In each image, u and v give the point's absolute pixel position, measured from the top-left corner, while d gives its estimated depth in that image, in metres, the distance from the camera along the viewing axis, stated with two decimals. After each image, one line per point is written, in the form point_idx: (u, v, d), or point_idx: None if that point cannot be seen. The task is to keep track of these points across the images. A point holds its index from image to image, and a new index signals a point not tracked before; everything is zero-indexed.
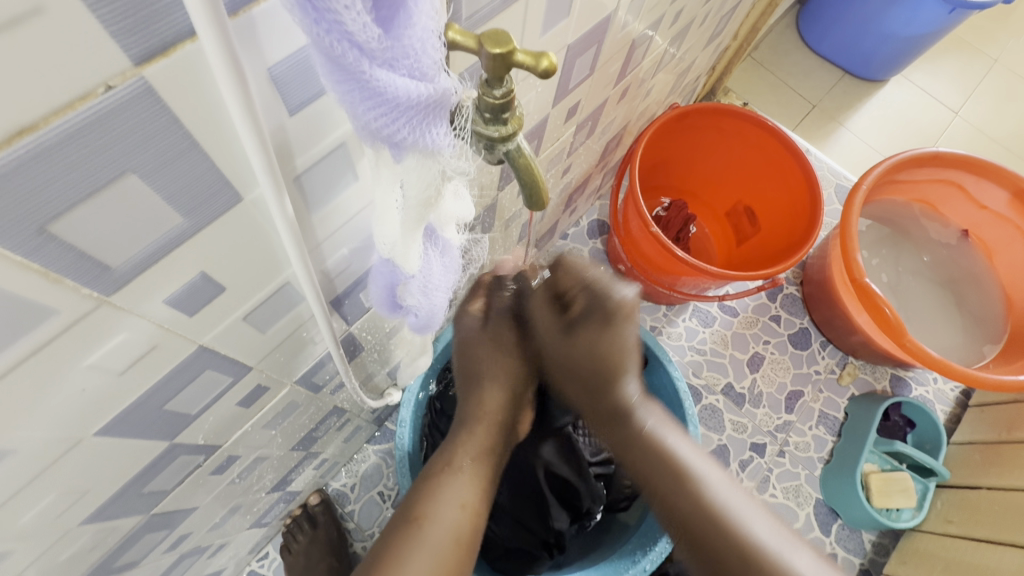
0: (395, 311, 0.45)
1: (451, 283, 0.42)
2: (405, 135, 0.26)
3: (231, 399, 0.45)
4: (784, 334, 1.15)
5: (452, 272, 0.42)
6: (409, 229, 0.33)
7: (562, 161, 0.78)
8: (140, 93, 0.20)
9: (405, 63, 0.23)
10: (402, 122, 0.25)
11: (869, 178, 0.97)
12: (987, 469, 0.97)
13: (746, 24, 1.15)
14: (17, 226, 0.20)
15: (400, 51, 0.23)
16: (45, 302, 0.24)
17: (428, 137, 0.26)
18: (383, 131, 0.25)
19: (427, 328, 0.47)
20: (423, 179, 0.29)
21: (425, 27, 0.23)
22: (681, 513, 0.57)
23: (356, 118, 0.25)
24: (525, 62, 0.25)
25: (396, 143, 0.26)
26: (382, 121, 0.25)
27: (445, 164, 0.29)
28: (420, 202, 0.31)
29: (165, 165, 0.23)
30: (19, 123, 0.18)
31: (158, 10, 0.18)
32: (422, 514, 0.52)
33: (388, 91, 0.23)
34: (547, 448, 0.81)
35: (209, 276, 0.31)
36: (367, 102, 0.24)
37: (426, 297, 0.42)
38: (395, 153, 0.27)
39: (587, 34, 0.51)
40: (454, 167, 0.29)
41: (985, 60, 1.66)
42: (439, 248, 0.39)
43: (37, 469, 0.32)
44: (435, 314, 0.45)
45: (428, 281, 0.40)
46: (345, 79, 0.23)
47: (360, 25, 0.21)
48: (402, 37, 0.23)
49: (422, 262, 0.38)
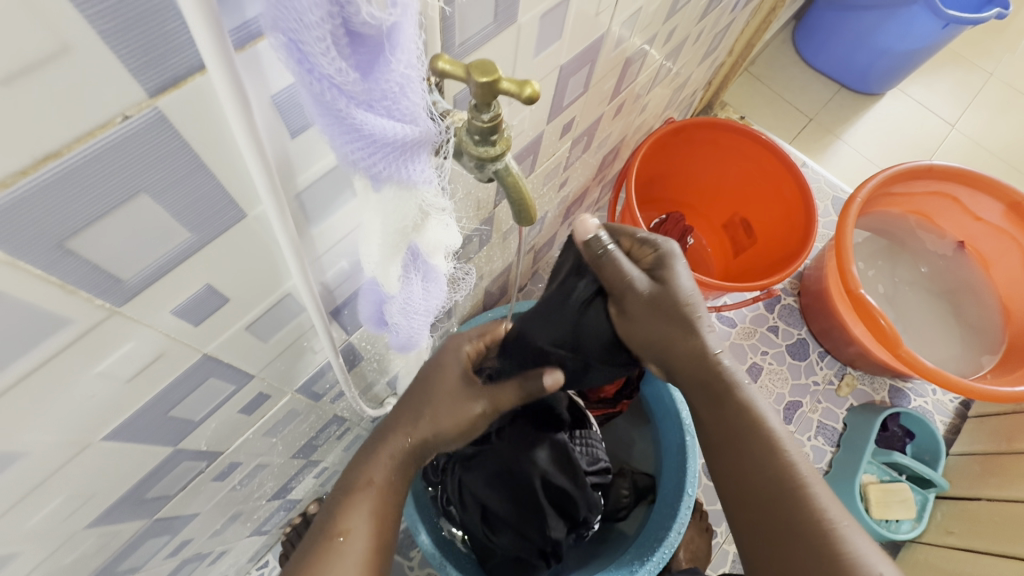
0: (380, 327, 0.47)
1: (432, 307, 0.43)
2: (382, 169, 0.28)
3: (233, 406, 0.46)
4: (782, 344, 1.16)
5: (434, 295, 0.42)
6: (389, 252, 0.34)
7: (559, 175, 0.80)
8: (155, 122, 0.22)
9: (382, 104, 0.25)
10: (379, 157, 0.27)
11: (864, 191, 0.99)
12: (987, 480, 0.97)
13: (741, 40, 1.17)
14: (39, 242, 0.22)
15: (378, 92, 0.25)
16: (60, 311, 0.25)
17: (406, 172, 0.28)
18: (361, 163, 0.27)
19: (409, 346, 0.49)
20: (401, 211, 0.31)
21: (403, 72, 0.25)
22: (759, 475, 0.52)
23: (336, 150, 0.26)
24: (510, 89, 0.27)
25: (374, 175, 0.28)
26: (360, 154, 0.26)
27: (423, 199, 0.31)
28: (400, 230, 0.32)
29: (175, 186, 0.25)
30: (44, 151, 0.19)
31: (173, 47, 0.20)
32: (346, 529, 0.48)
33: (366, 128, 0.25)
34: (542, 455, 0.78)
35: (214, 287, 0.32)
36: (346, 136, 0.25)
37: (406, 317, 0.43)
38: (374, 184, 0.29)
39: (580, 54, 0.53)
40: (432, 202, 0.31)
41: (981, 74, 1.68)
42: (422, 273, 0.39)
43: (46, 471, 0.34)
44: (415, 334, 0.46)
45: (408, 302, 0.41)
46: (324, 115, 0.25)
47: (337, 69, 0.22)
48: (380, 80, 0.24)
49: (403, 285, 0.39)
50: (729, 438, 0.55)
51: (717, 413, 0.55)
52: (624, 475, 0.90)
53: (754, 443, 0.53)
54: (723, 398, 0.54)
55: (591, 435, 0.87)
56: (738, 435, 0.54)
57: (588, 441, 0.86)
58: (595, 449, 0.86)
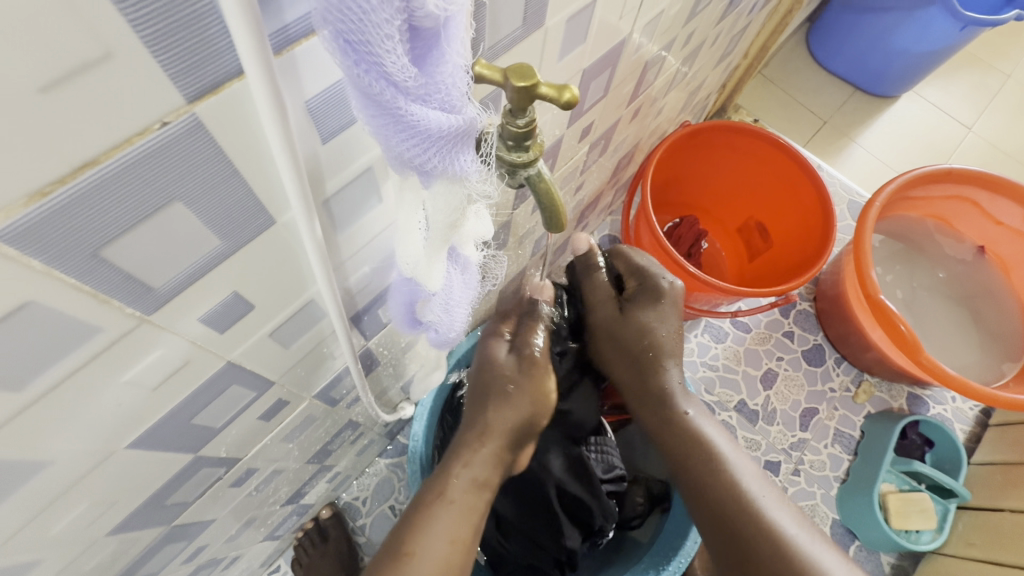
0: (414, 328, 0.46)
1: (471, 300, 0.43)
2: (436, 163, 0.27)
3: (254, 412, 0.46)
4: (798, 350, 1.14)
5: (471, 287, 0.41)
6: (432, 248, 0.34)
7: (575, 179, 0.79)
8: (191, 128, 0.21)
9: (437, 97, 0.24)
10: (433, 152, 0.26)
11: (883, 195, 0.97)
12: (1009, 491, 0.95)
13: (757, 42, 1.16)
14: (75, 252, 0.21)
15: (432, 86, 0.24)
16: (92, 321, 0.25)
17: (457, 165, 0.27)
18: (415, 160, 0.27)
19: (446, 342, 0.48)
20: (450, 204, 0.30)
21: (456, 63, 0.24)
22: (741, 531, 0.56)
23: (389, 148, 0.26)
24: (548, 94, 0.27)
25: (426, 171, 0.27)
26: (415, 150, 0.26)
27: (472, 189, 0.29)
28: (444, 224, 0.32)
29: (209, 193, 0.25)
30: (81, 159, 0.19)
31: (213, 52, 0.20)
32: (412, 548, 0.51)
33: (422, 124, 0.25)
34: (557, 462, 0.79)
35: (241, 295, 0.32)
36: (401, 134, 0.25)
37: (447, 313, 0.43)
38: (423, 180, 0.29)
39: (603, 57, 0.52)
40: (479, 190, 0.30)
41: (998, 76, 1.66)
42: (460, 265, 0.39)
43: (69, 481, 0.33)
44: (453, 330, 0.46)
45: (449, 298, 0.41)
46: (380, 114, 0.24)
47: (398, 66, 0.22)
48: (434, 73, 0.24)
49: (444, 280, 0.39)
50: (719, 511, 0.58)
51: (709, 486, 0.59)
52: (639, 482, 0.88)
53: (731, 505, 0.57)
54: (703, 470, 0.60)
55: (607, 442, 0.86)
56: (719, 503, 0.58)
57: (603, 449, 0.85)
58: (610, 457, 0.85)
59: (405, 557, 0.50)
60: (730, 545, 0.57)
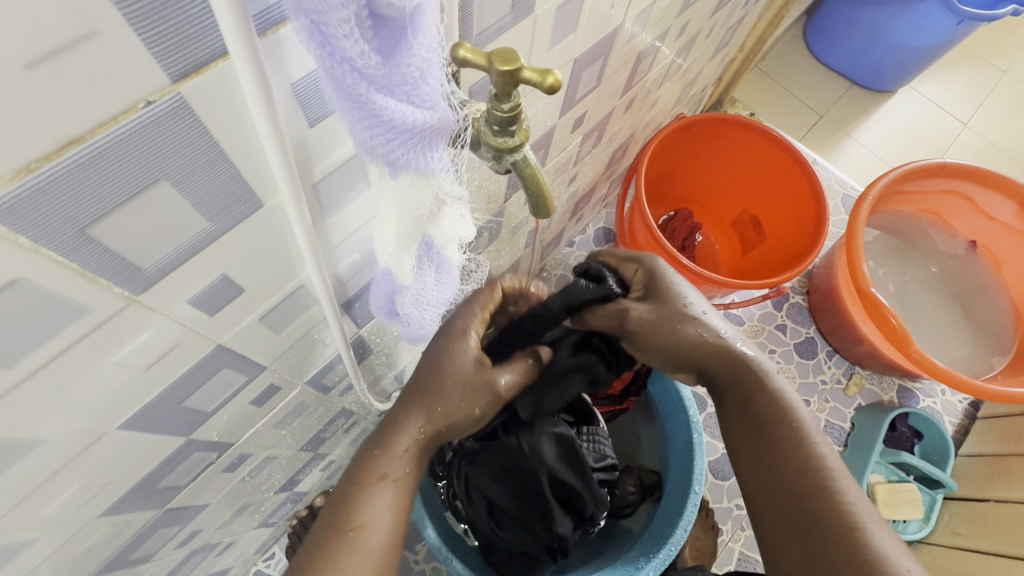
0: (392, 317, 0.47)
1: (445, 300, 0.43)
2: (400, 155, 0.27)
3: (245, 397, 0.46)
4: (790, 343, 1.15)
5: (448, 287, 0.42)
6: (403, 243, 0.34)
7: (569, 170, 0.79)
8: (177, 107, 0.22)
9: (403, 89, 0.25)
10: (398, 142, 0.27)
11: (875, 189, 0.98)
12: (996, 481, 0.97)
13: (752, 35, 1.16)
14: (62, 230, 0.22)
15: (398, 77, 0.24)
16: (81, 299, 0.25)
17: (423, 160, 0.28)
18: (379, 150, 0.27)
19: (419, 335, 0.49)
20: (417, 200, 0.30)
21: (425, 57, 0.24)
22: (785, 462, 0.52)
23: (356, 136, 0.26)
24: (532, 78, 0.27)
25: (391, 162, 0.28)
26: (378, 139, 0.26)
27: (440, 187, 0.30)
28: (415, 218, 0.32)
29: (195, 173, 0.25)
30: (68, 136, 0.19)
31: (197, 32, 0.20)
32: (360, 523, 0.44)
33: (385, 114, 0.25)
34: (550, 450, 0.78)
35: (231, 278, 0.32)
36: (365, 122, 0.25)
37: (418, 309, 0.43)
38: (391, 171, 0.29)
39: (594, 47, 0.53)
40: (449, 189, 0.31)
41: (994, 71, 1.67)
42: (435, 265, 0.39)
43: (60, 462, 0.34)
44: (425, 326, 0.46)
45: (421, 294, 0.41)
46: (346, 100, 0.24)
47: (359, 52, 0.22)
48: (401, 65, 0.24)
49: (416, 276, 0.39)
50: (765, 436, 0.54)
51: (759, 407, 0.55)
52: (630, 471, 0.90)
53: (784, 433, 0.53)
54: (753, 393, 0.55)
55: (598, 431, 0.87)
56: (771, 429, 0.54)
57: (594, 437, 0.86)
58: (602, 446, 0.86)
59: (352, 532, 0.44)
60: (769, 473, 0.53)
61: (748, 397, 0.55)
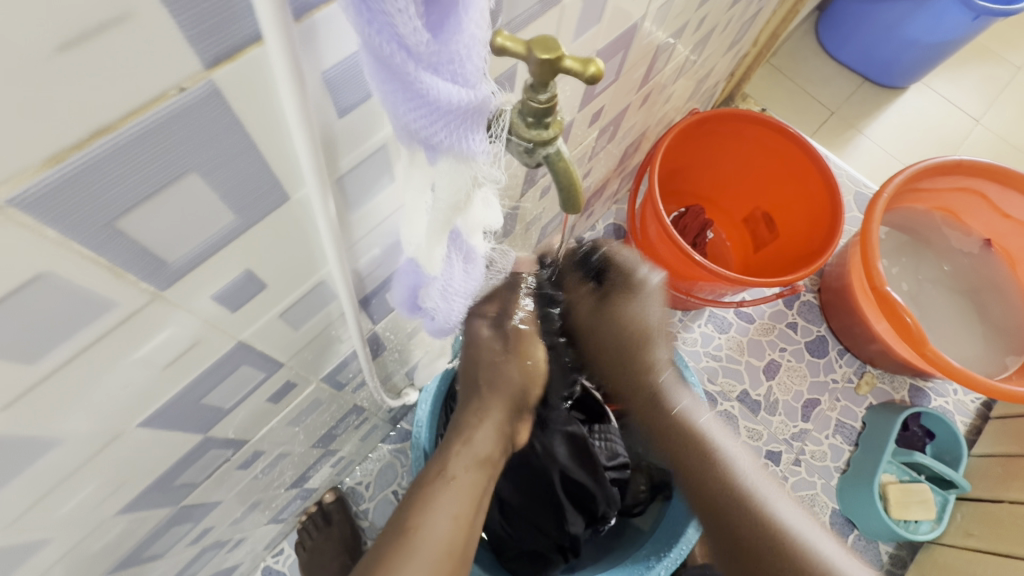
0: (414, 312, 0.45)
1: (472, 289, 0.42)
2: (442, 138, 0.26)
3: (261, 395, 0.46)
4: (801, 341, 1.14)
5: (473, 278, 0.40)
6: (434, 235, 0.33)
7: (584, 165, 0.78)
8: (208, 95, 0.21)
9: (450, 68, 0.23)
10: (441, 125, 0.25)
11: (891, 185, 0.97)
12: (1010, 482, 0.96)
13: (766, 30, 1.15)
14: (88, 222, 0.21)
15: (446, 55, 0.23)
16: (106, 295, 0.24)
17: (465, 143, 0.26)
18: (421, 132, 0.26)
19: (446, 331, 0.47)
20: (454, 183, 0.29)
21: (473, 34, 0.23)
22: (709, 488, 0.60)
23: (396, 116, 0.25)
24: (573, 68, 0.26)
25: (431, 144, 0.26)
26: (422, 121, 0.25)
27: (478, 171, 0.28)
28: (449, 205, 0.30)
29: (224, 165, 0.24)
30: (97, 124, 0.18)
31: (232, 14, 0.19)
32: (417, 524, 0.49)
33: (430, 95, 0.24)
34: (561, 450, 0.80)
35: (253, 273, 0.31)
36: (409, 102, 0.24)
37: (445, 300, 0.41)
38: (429, 154, 0.27)
39: (616, 39, 0.51)
40: (486, 174, 0.29)
41: (1008, 68, 1.64)
42: (462, 256, 0.37)
43: (78, 461, 0.33)
44: (452, 318, 0.45)
45: (448, 285, 0.39)
46: (390, 79, 0.23)
47: (411, 28, 0.21)
48: (449, 42, 0.23)
49: (444, 267, 0.38)
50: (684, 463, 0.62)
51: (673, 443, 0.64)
52: (641, 469, 0.89)
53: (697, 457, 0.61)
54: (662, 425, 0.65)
55: (609, 428, 0.87)
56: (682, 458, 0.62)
57: (606, 436, 0.86)
58: (613, 444, 0.86)
59: (410, 532, 0.49)
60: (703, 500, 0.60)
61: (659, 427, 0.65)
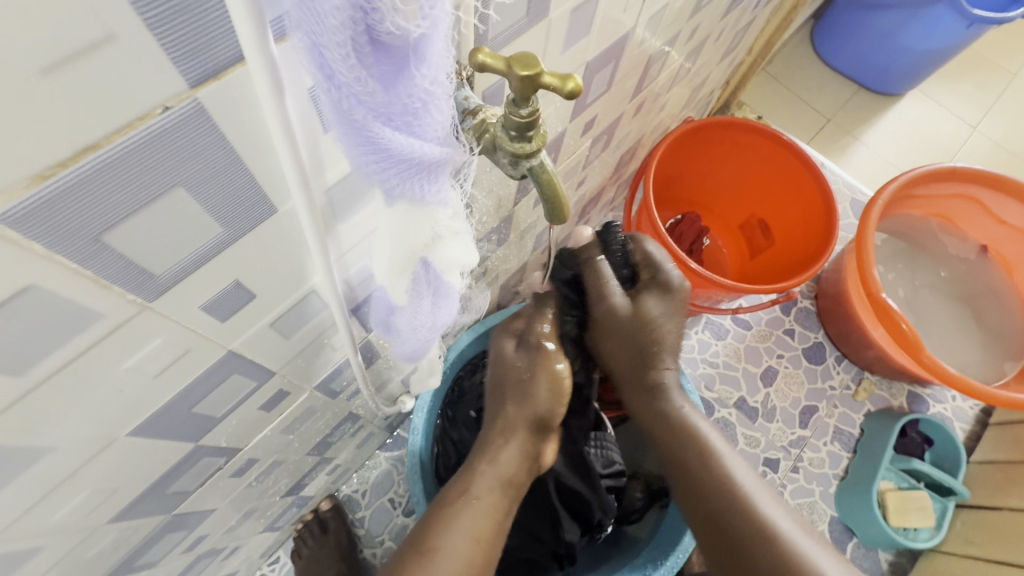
0: (387, 333, 0.45)
1: (442, 323, 0.41)
2: (397, 183, 0.27)
3: (254, 403, 0.46)
4: (799, 348, 1.14)
5: (447, 310, 0.40)
6: (399, 263, 0.33)
7: (577, 173, 0.79)
8: (194, 113, 0.21)
9: (403, 119, 0.24)
10: (396, 172, 0.26)
11: (885, 193, 0.97)
12: (1009, 489, 0.95)
13: (760, 39, 1.16)
14: (76, 237, 0.21)
15: (399, 107, 0.24)
16: (93, 307, 0.25)
17: (419, 189, 0.27)
18: (377, 177, 0.26)
19: (417, 356, 0.46)
20: (414, 229, 0.30)
21: (428, 88, 0.24)
22: (721, 509, 0.57)
23: (354, 160, 0.26)
24: (552, 83, 0.26)
25: (389, 189, 0.27)
26: (377, 167, 0.26)
27: (436, 219, 0.30)
28: (411, 246, 0.31)
29: (211, 180, 0.25)
30: (83, 141, 0.19)
31: (214, 38, 0.19)
32: (436, 544, 0.51)
33: (383, 143, 0.24)
34: (556, 459, 0.80)
35: (242, 283, 0.32)
36: (364, 148, 0.25)
37: (415, 329, 0.41)
38: (389, 197, 0.28)
39: (607, 50, 0.52)
40: (444, 223, 0.30)
41: (1004, 75, 1.65)
42: (433, 290, 0.37)
43: (69, 469, 0.33)
44: (422, 346, 0.44)
45: (416, 316, 0.39)
46: (344, 124, 0.24)
47: (357, 78, 0.21)
48: (402, 94, 0.23)
49: (411, 299, 0.37)
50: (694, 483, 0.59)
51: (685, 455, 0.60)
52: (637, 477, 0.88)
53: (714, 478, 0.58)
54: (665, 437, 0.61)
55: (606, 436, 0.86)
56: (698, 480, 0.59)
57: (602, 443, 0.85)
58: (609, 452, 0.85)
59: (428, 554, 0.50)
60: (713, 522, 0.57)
61: (665, 436, 0.62)
